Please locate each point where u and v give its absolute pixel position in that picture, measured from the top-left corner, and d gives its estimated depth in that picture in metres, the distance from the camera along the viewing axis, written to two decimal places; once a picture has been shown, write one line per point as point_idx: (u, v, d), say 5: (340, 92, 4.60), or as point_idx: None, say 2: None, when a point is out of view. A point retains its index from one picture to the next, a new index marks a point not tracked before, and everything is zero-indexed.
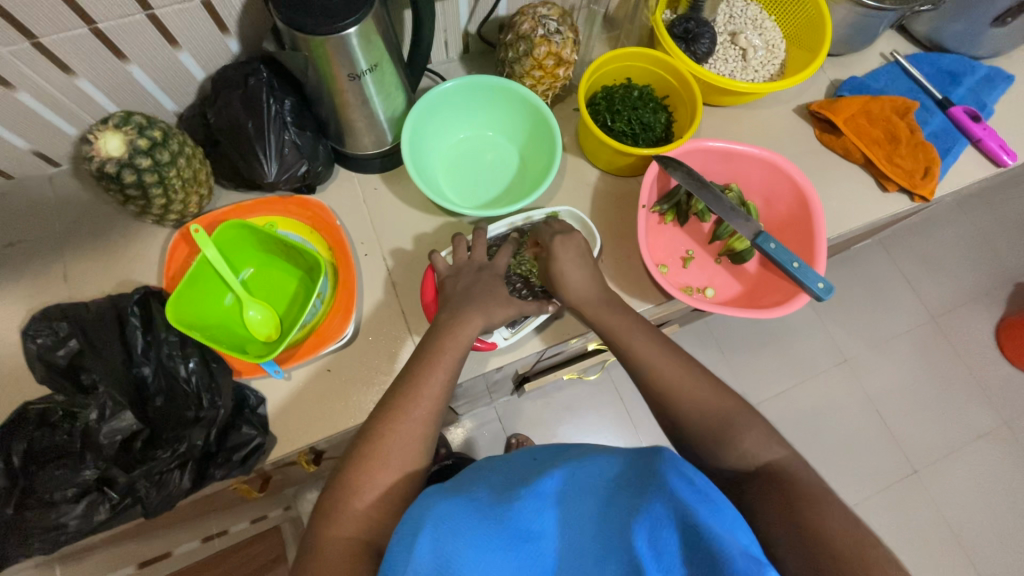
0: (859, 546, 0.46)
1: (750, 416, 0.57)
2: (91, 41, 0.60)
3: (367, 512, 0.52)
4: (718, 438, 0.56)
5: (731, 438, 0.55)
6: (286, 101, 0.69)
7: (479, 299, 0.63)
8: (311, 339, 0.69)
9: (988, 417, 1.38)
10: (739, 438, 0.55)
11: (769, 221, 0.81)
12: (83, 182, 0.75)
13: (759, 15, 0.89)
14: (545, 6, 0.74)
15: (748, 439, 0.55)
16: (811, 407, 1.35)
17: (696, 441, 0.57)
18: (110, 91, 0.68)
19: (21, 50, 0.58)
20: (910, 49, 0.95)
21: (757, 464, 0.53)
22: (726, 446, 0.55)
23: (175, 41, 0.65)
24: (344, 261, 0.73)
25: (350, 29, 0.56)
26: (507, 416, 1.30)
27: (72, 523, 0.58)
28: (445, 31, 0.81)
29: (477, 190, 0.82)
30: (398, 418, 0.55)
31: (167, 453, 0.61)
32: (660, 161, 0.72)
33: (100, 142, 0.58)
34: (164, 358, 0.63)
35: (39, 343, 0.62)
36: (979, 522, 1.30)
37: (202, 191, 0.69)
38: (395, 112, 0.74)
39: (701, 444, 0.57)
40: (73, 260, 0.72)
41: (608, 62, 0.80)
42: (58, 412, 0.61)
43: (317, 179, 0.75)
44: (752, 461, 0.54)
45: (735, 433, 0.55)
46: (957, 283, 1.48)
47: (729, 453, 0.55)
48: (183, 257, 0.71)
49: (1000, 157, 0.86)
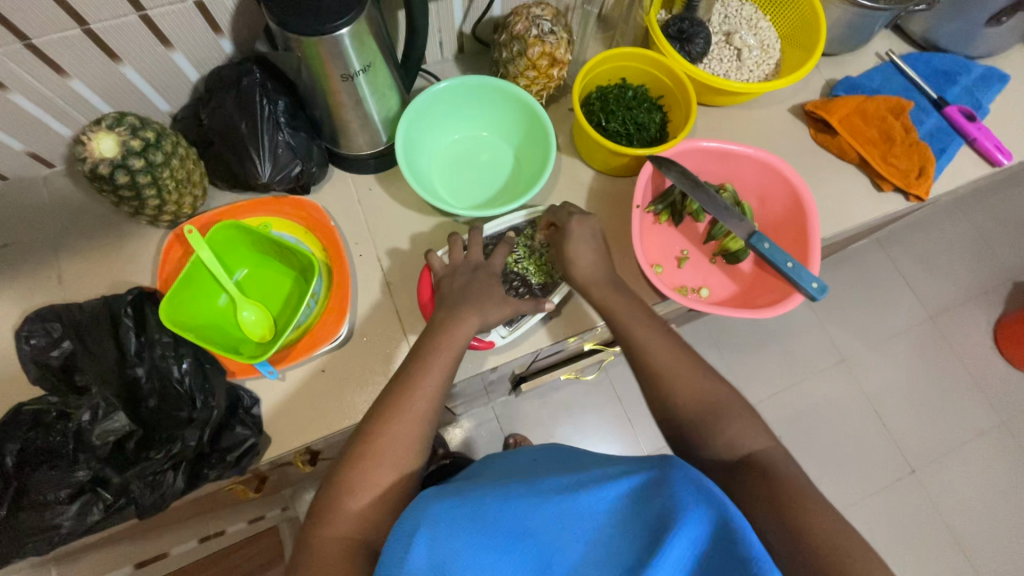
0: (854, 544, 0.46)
1: (744, 407, 0.57)
2: (84, 42, 0.60)
3: (361, 512, 0.52)
4: (709, 429, 0.55)
5: (722, 431, 0.55)
6: (280, 102, 0.68)
7: (474, 299, 0.63)
8: (305, 339, 0.69)
9: (986, 416, 1.38)
10: (730, 431, 0.55)
11: (764, 221, 0.81)
12: (78, 182, 0.75)
13: (754, 14, 0.89)
14: (539, 6, 0.74)
15: (741, 433, 0.55)
16: (809, 406, 1.35)
17: (687, 435, 0.57)
18: (104, 92, 0.68)
19: (14, 51, 0.58)
20: (906, 48, 0.95)
21: (748, 456, 0.53)
22: (718, 440, 0.55)
23: (169, 42, 0.65)
24: (339, 262, 0.74)
25: (343, 29, 0.56)
26: (505, 416, 1.30)
27: (66, 523, 0.58)
28: (439, 32, 0.81)
29: (472, 190, 0.82)
30: (392, 417, 0.55)
31: (161, 454, 0.61)
32: (654, 161, 0.72)
33: (92, 142, 0.58)
34: (156, 360, 0.63)
35: (33, 344, 0.63)
36: (978, 521, 1.30)
37: (197, 192, 0.69)
38: (390, 112, 0.74)
39: (688, 438, 0.57)
40: (68, 260, 0.72)
41: (603, 62, 0.80)
42: (52, 413, 0.61)
43: (312, 180, 0.75)
44: (743, 451, 0.54)
45: (726, 423, 0.55)
46: (954, 282, 1.48)
47: (721, 447, 0.54)
48: (177, 259, 0.71)
49: (995, 157, 0.86)
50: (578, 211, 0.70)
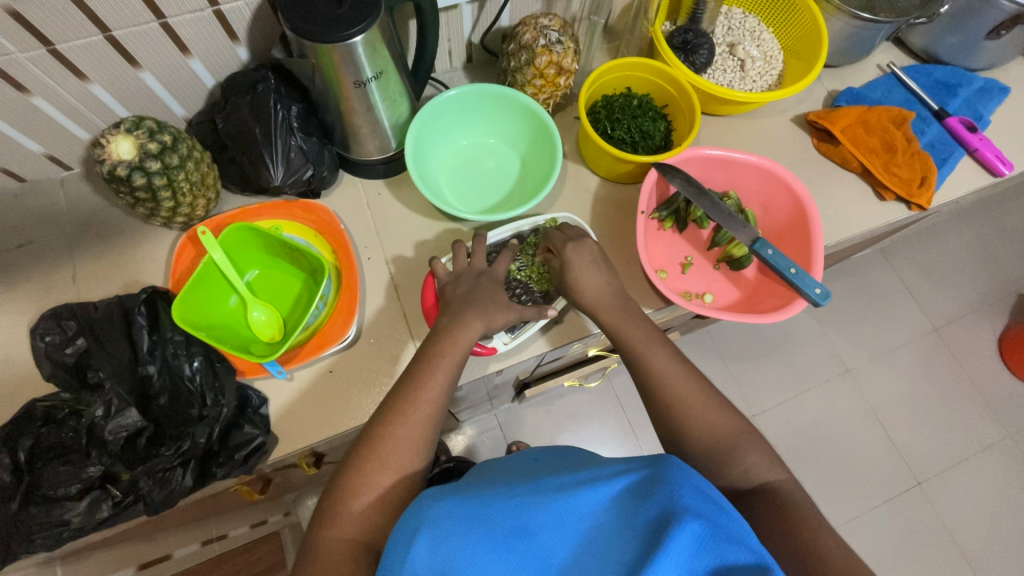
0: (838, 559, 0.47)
1: (757, 439, 0.58)
2: (106, 48, 0.62)
3: (364, 513, 0.52)
4: (724, 460, 0.56)
5: (741, 461, 0.56)
6: (293, 107, 0.70)
7: (480, 304, 0.64)
8: (314, 340, 0.70)
9: (992, 429, 1.37)
10: (748, 459, 0.56)
11: (768, 228, 0.82)
12: (94, 185, 0.77)
13: (758, 26, 0.91)
14: (546, 17, 0.76)
15: (758, 464, 0.56)
16: (812, 418, 1.34)
17: (698, 463, 0.57)
18: (123, 97, 0.70)
19: (38, 57, 0.60)
20: (907, 61, 0.97)
21: (763, 486, 0.54)
22: (738, 464, 0.55)
23: (187, 49, 0.67)
24: (347, 263, 0.75)
25: (356, 38, 0.58)
26: (508, 423, 1.31)
27: (75, 519, 0.59)
28: (449, 41, 0.83)
29: (480, 195, 0.83)
30: (397, 420, 0.56)
31: (171, 450, 0.61)
32: (659, 168, 0.73)
33: (112, 145, 0.60)
34: (168, 357, 0.64)
35: (48, 341, 0.64)
36: (984, 535, 1.29)
37: (210, 195, 0.71)
38: (400, 118, 0.75)
39: (699, 466, 0.57)
40: (82, 260, 0.73)
41: (609, 71, 0.82)
42: (65, 409, 0.62)
43: (322, 184, 0.76)
44: (753, 478, 0.55)
45: (745, 455, 0.56)
46: (959, 294, 1.49)
47: (735, 473, 0.55)
48: (190, 258, 0.73)
49: (996, 167, 0.87)
50: (573, 235, 0.70)
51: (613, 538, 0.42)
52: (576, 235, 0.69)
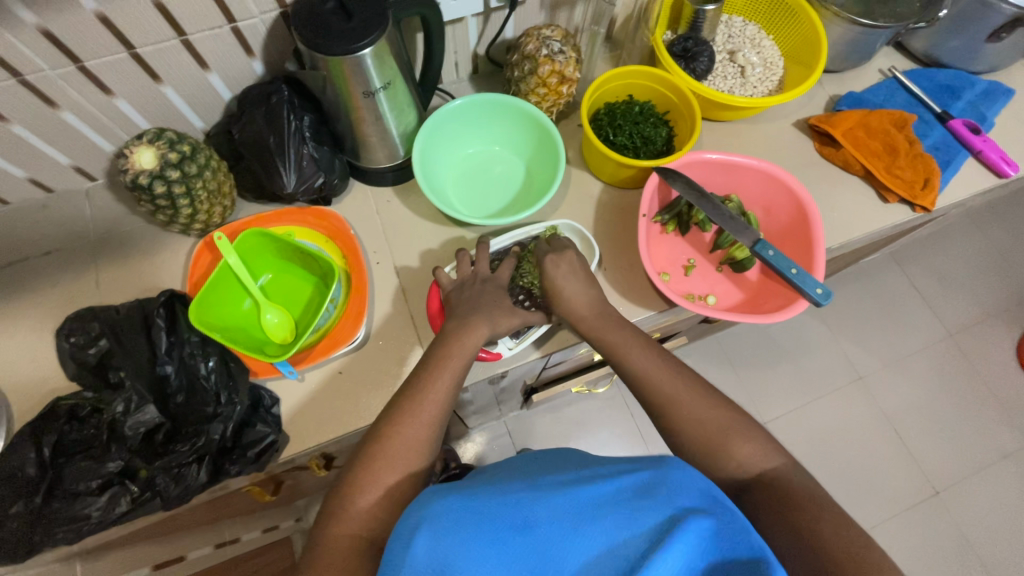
0: (847, 554, 0.47)
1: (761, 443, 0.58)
2: (129, 64, 0.66)
3: (372, 511, 0.54)
4: (723, 456, 0.56)
5: (749, 462, 0.55)
6: (306, 117, 0.72)
7: (484, 309, 0.66)
8: (325, 341, 0.72)
9: (1014, 437, 1.34)
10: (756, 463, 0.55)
11: (770, 231, 0.83)
12: (117, 195, 0.81)
13: (758, 33, 0.93)
14: (549, 28, 0.78)
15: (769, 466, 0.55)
16: (825, 425, 1.33)
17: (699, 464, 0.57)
18: (146, 110, 0.73)
19: (69, 74, 0.64)
20: (910, 65, 0.98)
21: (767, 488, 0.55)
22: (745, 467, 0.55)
23: (206, 64, 0.71)
24: (357, 268, 0.77)
25: (364, 50, 0.60)
26: (518, 431, 1.32)
27: (95, 513, 0.61)
28: (455, 53, 0.86)
29: (486, 202, 0.85)
30: (405, 419, 0.58)
31: (187, 446, 0.64)
32: (660, 172, 0.74)
33: (134, 156, 0.63)
34: (185, 357, 0.66)
35: (72, 342, 0.67)
36: (1007, 545, 1.26)
37: (226, 202, 0.74)
38: (407, 128, 0.78)
39: (700, 465, 0.57)
40: (104, 266, 0.77)
41: (611, 79, 0.84)
42: (86, 407, 0.65)
43: (333, 191, 0.79)
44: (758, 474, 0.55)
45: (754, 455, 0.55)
46: (974, 298, 1.47)
47: (733, 470, 0.55)
48: (206, 264, 0.75)
49: (1001, 168, 0.87)
50: (557, 247, 0.72)
51: (611, 533, 0.42)
52: (564, 247, 0.72)
